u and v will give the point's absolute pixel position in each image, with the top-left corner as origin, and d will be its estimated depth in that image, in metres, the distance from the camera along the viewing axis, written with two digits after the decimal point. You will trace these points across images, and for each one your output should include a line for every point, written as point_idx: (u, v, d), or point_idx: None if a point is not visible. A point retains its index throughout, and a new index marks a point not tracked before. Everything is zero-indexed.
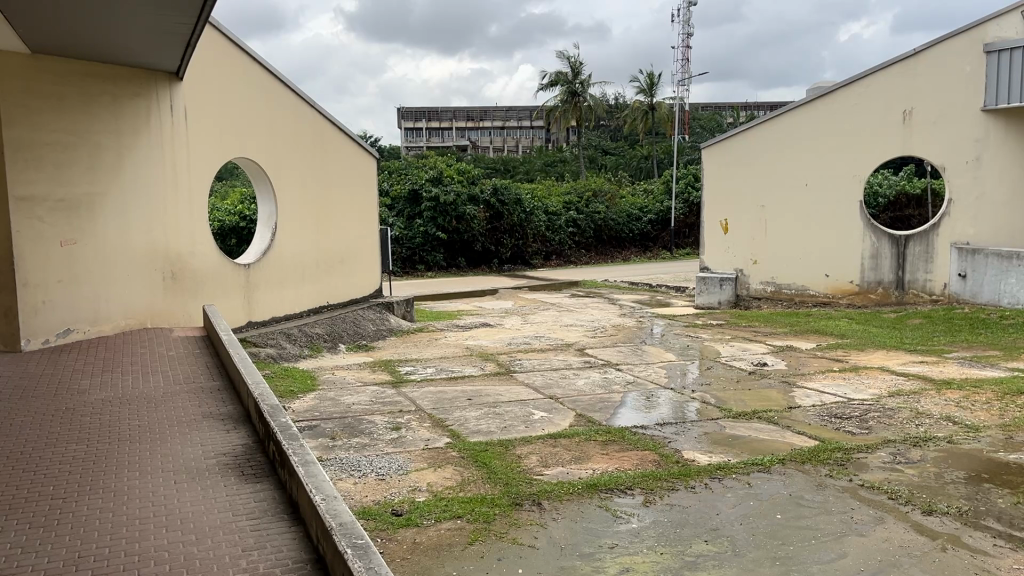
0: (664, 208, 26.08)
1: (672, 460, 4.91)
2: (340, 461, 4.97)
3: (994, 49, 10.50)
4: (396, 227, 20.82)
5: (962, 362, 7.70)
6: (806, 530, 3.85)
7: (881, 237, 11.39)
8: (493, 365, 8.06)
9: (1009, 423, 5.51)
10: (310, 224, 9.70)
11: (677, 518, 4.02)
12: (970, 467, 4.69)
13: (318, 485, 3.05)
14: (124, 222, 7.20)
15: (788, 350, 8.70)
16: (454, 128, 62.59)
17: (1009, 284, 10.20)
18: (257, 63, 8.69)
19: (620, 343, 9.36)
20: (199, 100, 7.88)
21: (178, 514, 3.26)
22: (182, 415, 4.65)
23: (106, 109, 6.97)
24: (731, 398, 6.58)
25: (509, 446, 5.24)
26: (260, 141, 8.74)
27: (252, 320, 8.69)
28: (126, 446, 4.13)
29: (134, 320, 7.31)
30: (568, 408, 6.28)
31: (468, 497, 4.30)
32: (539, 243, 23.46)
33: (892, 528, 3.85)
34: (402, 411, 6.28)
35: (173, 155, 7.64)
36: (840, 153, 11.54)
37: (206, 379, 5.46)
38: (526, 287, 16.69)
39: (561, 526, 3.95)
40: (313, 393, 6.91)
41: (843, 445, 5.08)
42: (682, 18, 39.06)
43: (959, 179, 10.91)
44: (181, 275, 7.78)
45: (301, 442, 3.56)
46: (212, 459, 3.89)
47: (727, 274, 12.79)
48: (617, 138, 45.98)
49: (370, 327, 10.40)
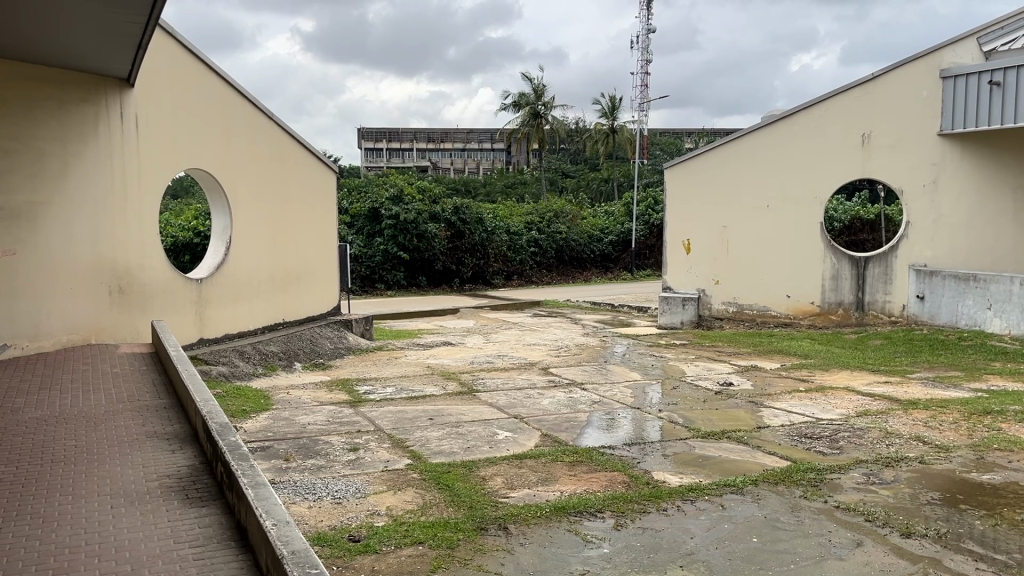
0: (625, 230, 26.20)
1: (642, 481, 4.74)
2: (294, 484, 4.69)
3: (950, 75, 10.76)
4: (355, 245, 20.54)
5: (926, 383, 7.68)
6: (784, 554, 3.70)
7: (841, 259, 11.46)
8: (455, 385, 7.82)
9: (980, 443, 5.45)
10: (266, 239, 9.39)
11: (650, 542, 3.84)
12: (944, 487, 4.60)
13: (268, 510, 2.81)
14: (67, 231, 6.88)
15: (753, 370, 8.63)
16: (415, 149, 62.42)
17: (966, 306, 10.33)
18: (212, 71, 8.39)
19: (584, 363, 9.21)
20: (149, 107, 7.55)
21: (113, 543, 2.97)
22: (123, 435, 4.35)
23: (52, 116, 6.69)
24: (699, 418, 6.44)
25: (473, 467, 5.02)
26: (215, 152, 8.43)
27: (203, 337, 8.32)
28: (60, 468, 3.81)
29: (76, 336, 6.96)
30: (533, 428, 6.09)
31: (431, 522, 4.07)
32: (501, 263, 23.34)
33: (871, 552, 3.71)
34: (360, 431, 6.01)
35: (122, 165, 7.31)
36: (801, 175, 11.60)
37: (151, 398, 5.14)
38: (487, 307, 16.51)
39: (529, 551, 3.74)
40: (267, 413, 6.60)
41: (816, 466, 4.96)
42: (641, 44, 39.51)
43: (918, 202, 11.06)
44: (129, 289, 7.41)
45: (252, 463, 3.30)
46: (153, 483, 3.61)
47: (689, 294, 12.63)
48: (578, 161, 46.28)
49: (327, 345, 10.10)
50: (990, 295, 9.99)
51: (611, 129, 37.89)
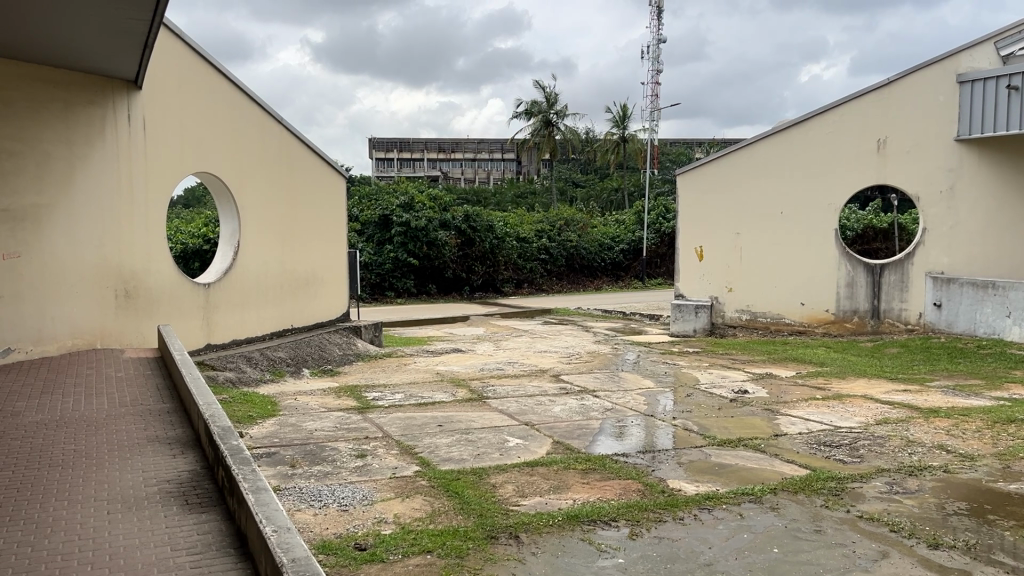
0: (636, 238, 26.05)
1: (657, 490, 4.60)
2: (299, 491, 4.57)
3: (968, 79, 10.59)
4: (364, 253, 20.49)
5: (946, 391, 7.50)
6: (806, 565, 3.56)
7: (856, 266, 11.29)
8: (464, 391, 7.71)
9: (1005, 452, 5.28)
10: (274, 243, 9.28)
11: (666, 552, 3.70)
12: (970, 498, 4.44)
13: (268, 516, 2.70)
14: (73, 236, 6.83)
15: (768, 378, 8.47)
16: (425, 159, 62.49)
17: (985, 314, 10.15)
18: (220, 73, 8.30)
19: (596, 370, 9.07)
20: (157, 110, 7.47)
21: (108, 550, 2.86)
22: (125, 439, 4.25)
23: (57, 117, 6.66)
24: (714, 426, 6.29)
25: (483, 475, 4.89)
26: (223, 155, 8.33)
27: (210, 343, 8.24)
28: (57, 472, 3.72)
29: (81, 341, 6.90)
30: (545, 435, 5.95)
31: (439, 530, 3.94)
32: (511, 271, 23.25)
33: (898, 564, 3.56)
34: (369, 437, 5.89)
35: (129, 168, 7.24)
36: (815, 181, 11.45)
37: (154, 402, 5.03)
38: (497, 315, 16.41)
39: (541, 561, 3.61)
40: (274, 419, 6.50)
41: (836, 474, 4.82)
42: (652, 54, 39.40)
43: (934, 209, 10.89)
44: (135, 294, 7.32)
45: (253, 467, 3.19)
46: (153, 488, 3.50)
47: (702, 301, 12.47)
48: (588, 170, 46.21)
49: (336, 352, 9.98)
50: (1009, 302, 9.81)
51: (622, 138, 37.78)
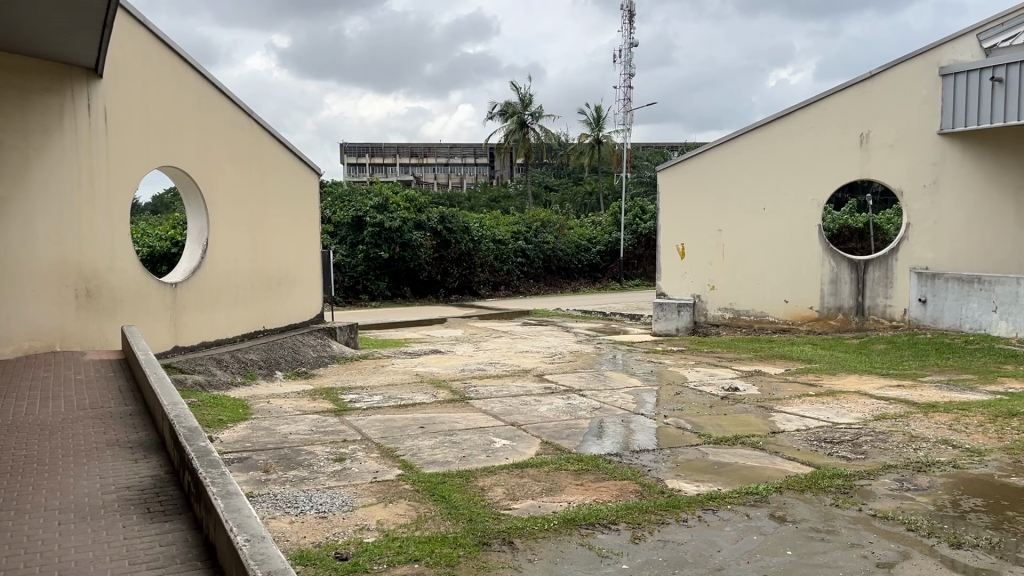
0: (613, 240, 25.94)
1: (656, 490, 4.34)
2: (273, 497, 4.24)
3: (950, 72, 10.54)
4: (337, 254, 20.13)
5: (941, 386, 7.32)
6: (824, 568, 3.31)
7: (840, 262, 11.14)
8: (446, 392, 7.40)
9: (1013, 446, 5.09)
10: (245, 241, 8.91)
11: (672, 556, 3.43)
12: (984, 493, 4.23)
13: (240, 523, 2.39)
14: (28, 231, 6.43)
15: (757, 375, 8.25)
16: (398, 164, 61.98)
17: (970, 309, 10.07)
18: (187, 62, 7.92)
19: (580, 369, 8.80)
20: (119, 99, 7.09)
21: (57, 564, 2.52)
22: (81, 443, 3.90)
23: (11, 105, 6.27)
24: (708, 424, 6.05)
25: (470, 477, 4.60)
26: (190, 148, 7.95)
27: (178, 345, 7.86)
28: (5, 480, 3.37)
29: (39, 343, 6.51)
30: (533, 435, 5.67)
31: (427, 537, 3.64)
32: (487, 273, 22.95)
33: (922, 565, 3.32)
34: (346, 440, 5.57)
35: (91, 160, 6.85)
36: (797, 176, 11.32)
37: (115, 405, 4.67)
38: (475, 317, 16.09)
39: (540, 568, 3.32)
40: (245, 423, 6.14)
41: (842, 472, 4.58)
42: (626, 58, 38.53)
43: (918, 203, 10.81)
44: (97, 294, 6.93)
45: (223, 470, 2.88)
46: (111, 496, 3.16)
47: (685, 300, 12.24)
48: (561, 173, 46.04)
49: (310, 354, 9.61)
50: (995, 297, 9.72)
51: (596, 140, 37.63)
